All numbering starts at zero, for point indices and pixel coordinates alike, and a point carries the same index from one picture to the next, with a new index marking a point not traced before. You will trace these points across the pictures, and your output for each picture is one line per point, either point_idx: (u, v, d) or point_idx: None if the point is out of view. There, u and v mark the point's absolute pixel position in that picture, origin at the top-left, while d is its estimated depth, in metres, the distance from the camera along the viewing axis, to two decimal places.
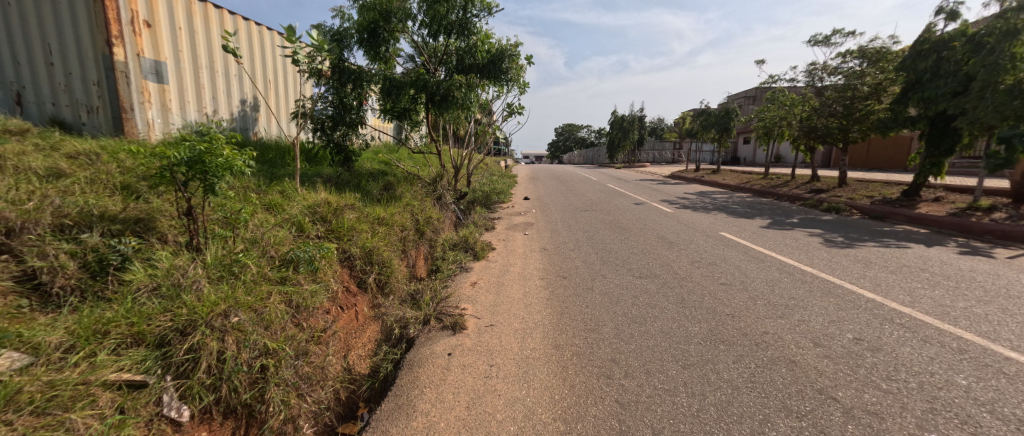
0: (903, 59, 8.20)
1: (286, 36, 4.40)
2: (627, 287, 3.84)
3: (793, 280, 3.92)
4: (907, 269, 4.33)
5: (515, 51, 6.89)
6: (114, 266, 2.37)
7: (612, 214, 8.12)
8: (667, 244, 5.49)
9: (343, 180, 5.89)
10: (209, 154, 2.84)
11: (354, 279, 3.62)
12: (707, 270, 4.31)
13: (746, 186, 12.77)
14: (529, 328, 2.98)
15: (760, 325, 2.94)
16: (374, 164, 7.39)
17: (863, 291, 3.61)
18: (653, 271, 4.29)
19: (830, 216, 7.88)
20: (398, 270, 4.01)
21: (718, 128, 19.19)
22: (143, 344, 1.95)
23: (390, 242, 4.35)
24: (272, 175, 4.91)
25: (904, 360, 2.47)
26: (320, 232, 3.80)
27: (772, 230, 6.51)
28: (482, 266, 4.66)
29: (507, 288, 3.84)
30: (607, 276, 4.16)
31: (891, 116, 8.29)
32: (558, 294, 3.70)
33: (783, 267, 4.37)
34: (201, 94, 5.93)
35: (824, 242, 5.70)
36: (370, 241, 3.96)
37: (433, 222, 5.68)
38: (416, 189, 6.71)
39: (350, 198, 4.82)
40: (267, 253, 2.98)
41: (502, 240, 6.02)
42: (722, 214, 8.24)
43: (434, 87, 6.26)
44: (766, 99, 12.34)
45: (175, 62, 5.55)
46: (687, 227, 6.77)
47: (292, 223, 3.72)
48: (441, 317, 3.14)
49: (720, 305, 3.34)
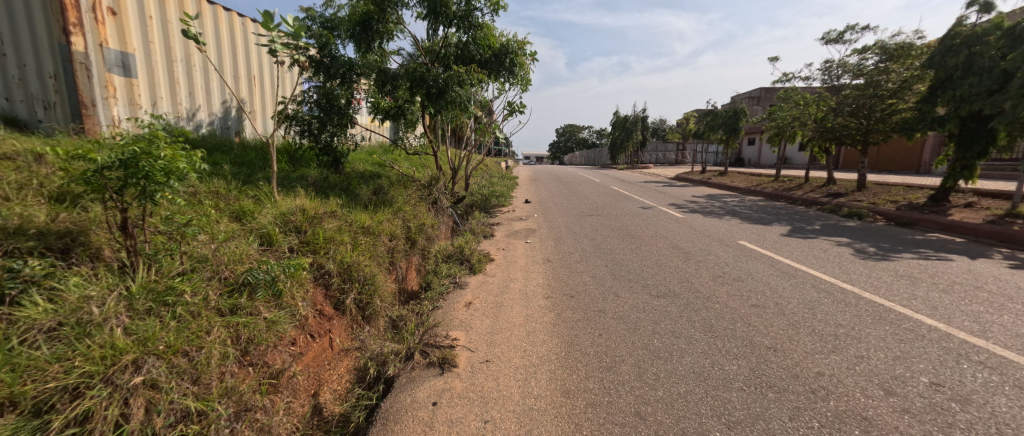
0: (932, 55, 7.70)
1: (261, 23, 3.88)
2: (644, 309, 3.34)
3: (835, 302, 3.43)
4: (960, 287, 3.85)
5: (519, 45, 6.40)
6: (9, 298, 1.85)
7: (619, 219, 7.61)
8: (684, 255, 4.99)
9: (330, 184, 5.39)
10: (145, 155, 2.34)
11: (329, 302, 3.13)
12: (733, 288, 3.81)
13: (756, 189, 12.26)
14: (533, 366, 2.48)
15: (811, 364, 2.46)
16: (366, 166, 6.89)
17: (921, 318, 3.11)
18: (673, 289, 3.78)
19: (854, 223, 7.36)
20: (382, 288, 3.54)
21: (725, 129, 18.62)
22: (18, 410, 1.51)
23: (374, 256, 3.85)
24: (246, 178, 4.44)
25: (1006, 417, 1.98)
26: (293, 245, 3.32)
27: (794, 239, 6.00)
28: (479, 281, 4.15)
29: (507, 310, 3.35)
30: (620, 295, 3.65)
31: (917, 117, 7.78)
32: (565, 317, 3.20)
33: (819, 284, 3.86)
34: (176, 89, 5.43)
35: (855, 253, 5.20)
36: (350, 255, 3.48)
37: (426, 230, 5.21)
38: (410, 193, 6.21)
39: (331, 204, 4.33)
40: (219, 275, 2.48)
41: (502, 250, 5.51)
42: (737, 219, 7.72)
43: (432, 81, 5.77)
44: (778, 98, 11.82)
45: (144, 54, 5.07)
46: (702, 235, 6.26)
47: (260, 235, 3.24)
48: (428, 350, 2.63)
49: (757, 335, 2.83)
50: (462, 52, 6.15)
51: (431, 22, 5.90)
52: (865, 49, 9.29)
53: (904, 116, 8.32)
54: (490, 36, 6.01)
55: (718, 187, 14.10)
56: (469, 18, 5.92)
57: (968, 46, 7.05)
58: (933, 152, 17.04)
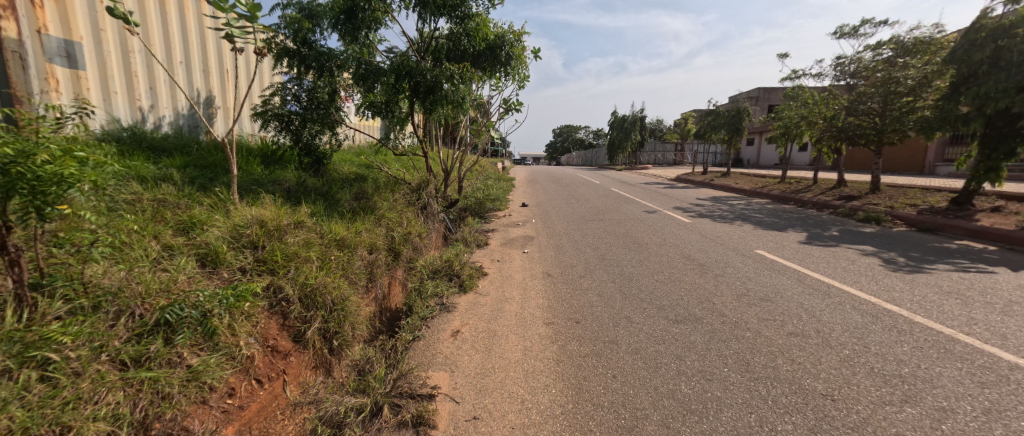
0: (952, 50, 7.19)
1: (212, 3, 3.33)
2: (663, 339, 2.82)
3: (886, 329, 2.94)
4: (1019, 308, 3.38)
5: (516, 35, 5.89)
6: None
7: (624, 225, 7.10)
8: (699, 268, 4.48)
9: (307, 189, 4.85)
10: (22, 159, 1.77)
11: (288, 334, 2.61)
12: (763, 311, 3.29)
13: (762, 191, 11.80)
14: (533, 428, 1.97)
15: (883, 424, 1.96)
16: (351, 168, 6.34)
17: (994, 351, 2.63)
18: (693, 313, 3.26)
19: (873, 228, 6.88)
20: (356, 314, 3.00)
21: (728, 128, 18.15)
22: None
23: (347, 275, 3.32)
24: (203, 185, 3.90)
25: None
26: (247, 264, 2.82)
27: (815, 247, 5.48)
28: (470, 302, 3.62)
29: (500, 342, 2.83)
30: (633, 320, 3.12)
31: (937, 115, 7.30)
32: (571, 352, 2.67)
33: (859, 306, 3.36)
34: (133, 83, 4.89)
35: (886, 265, 4.70)
36: (316, 276, 2.95)
37: (412, 239, 4.68)
38: (396, 197, 5.67)
39: (301, 212, 3.80)
40: (130, 311, 1.97)
41: (496, 262, 4.99)
42: (749, 224, 7.21)
43: (420, 75, 5.19)
44: (784, 96, 11.40)
45: (94, 43, 4.51)
46: (714, 242, 5.75)
47: (202, 253, 2.73)
48: (399, 404, 2.12)
49: (807, 377, 2.33)
50: (454, 45, 5.60)
51: (421, 11, 5.33)
52: (879, 44, 8.83)
53: (924, 114, 7.84)
54: (486, 28, 5.50)
55: (722, 189, 13.60)
56: (460, 7, 5.31)
57: (995, 40, 6.49)
58: (936, 152, 16.92)
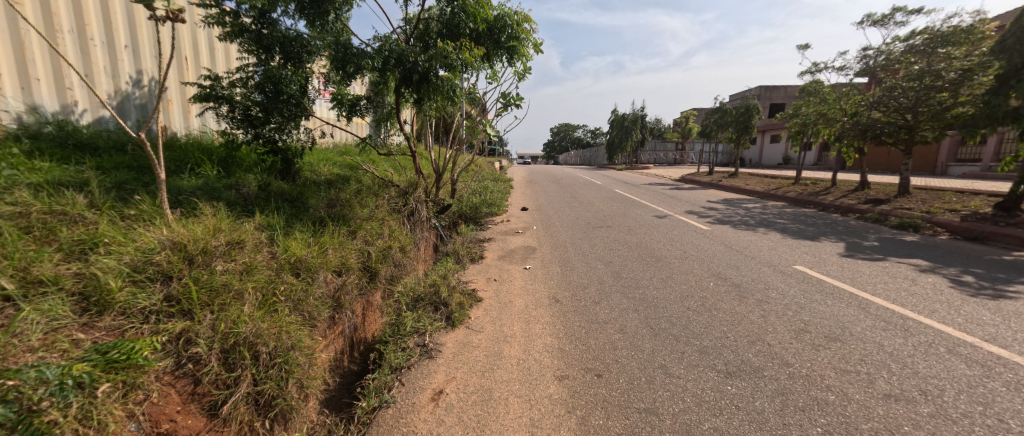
0: (1000, 38, 6.47)
1: None
2: (722, 408, 2.07)
3: (1013, 390, 2.21)
4: None
5: (517, 17, 5.05)
6: None
7: (636, 233, 6.34)
8: (737, 292, 3.72)
9: (269, 194, 4.08)
10: None
11: (198, 409, 1.83)
12: (836, 358, 2.54)
13: (778, 193, 11.07)
14: None
15: None
16: (331, 168, 5.57)
17: None
18: (748, 361, 2.51)
19: (915, 237, 6.17)
20: (304, 371, 2.21)
21: (736, 126, 17.42)
22: None
23: (300, 311, 2.55)
24: (126, 192, 3.11)
25: None
26: (150, 305, 2.04)
27: (861, 261, 4.75)
28: (461, 343, 2.85)
29: (497, 413, 2.07)
30: (675, 375, 2.36)
31: (982, 112, 6.58)
32: (595, 431, 1.92)
33: (959, 350, 2.63)
34: (63, 69, 4.09)
35: (956, 286, 3.94)
36: (246, 320, 2.15)
37: (393, 253, 3.90)
38: (378, 203, 4.90)
39: (247, 227, 3.01)
40: None
41: (493, 282, 4.21)
42: (775, 232, 6.47)
43: (405, 60, 4.36)
44: (801, 92, 10.70)
45: (7, 18, 3.68)
46: (743, 255, 5.01)
47: (80, 292, 1.96)
48: None
49: None
50: (446, 25, 4.81)
51: None
52: (911, 34, 8.21)
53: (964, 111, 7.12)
54: (483, 7, 4.69)
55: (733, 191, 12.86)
56: None
57: None
58: (948, 153, 16.38)
